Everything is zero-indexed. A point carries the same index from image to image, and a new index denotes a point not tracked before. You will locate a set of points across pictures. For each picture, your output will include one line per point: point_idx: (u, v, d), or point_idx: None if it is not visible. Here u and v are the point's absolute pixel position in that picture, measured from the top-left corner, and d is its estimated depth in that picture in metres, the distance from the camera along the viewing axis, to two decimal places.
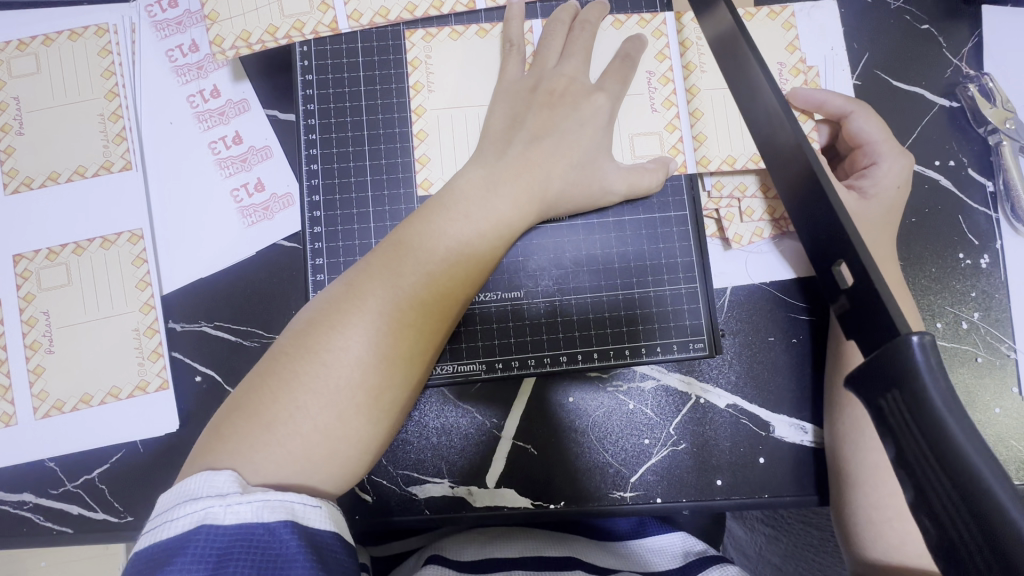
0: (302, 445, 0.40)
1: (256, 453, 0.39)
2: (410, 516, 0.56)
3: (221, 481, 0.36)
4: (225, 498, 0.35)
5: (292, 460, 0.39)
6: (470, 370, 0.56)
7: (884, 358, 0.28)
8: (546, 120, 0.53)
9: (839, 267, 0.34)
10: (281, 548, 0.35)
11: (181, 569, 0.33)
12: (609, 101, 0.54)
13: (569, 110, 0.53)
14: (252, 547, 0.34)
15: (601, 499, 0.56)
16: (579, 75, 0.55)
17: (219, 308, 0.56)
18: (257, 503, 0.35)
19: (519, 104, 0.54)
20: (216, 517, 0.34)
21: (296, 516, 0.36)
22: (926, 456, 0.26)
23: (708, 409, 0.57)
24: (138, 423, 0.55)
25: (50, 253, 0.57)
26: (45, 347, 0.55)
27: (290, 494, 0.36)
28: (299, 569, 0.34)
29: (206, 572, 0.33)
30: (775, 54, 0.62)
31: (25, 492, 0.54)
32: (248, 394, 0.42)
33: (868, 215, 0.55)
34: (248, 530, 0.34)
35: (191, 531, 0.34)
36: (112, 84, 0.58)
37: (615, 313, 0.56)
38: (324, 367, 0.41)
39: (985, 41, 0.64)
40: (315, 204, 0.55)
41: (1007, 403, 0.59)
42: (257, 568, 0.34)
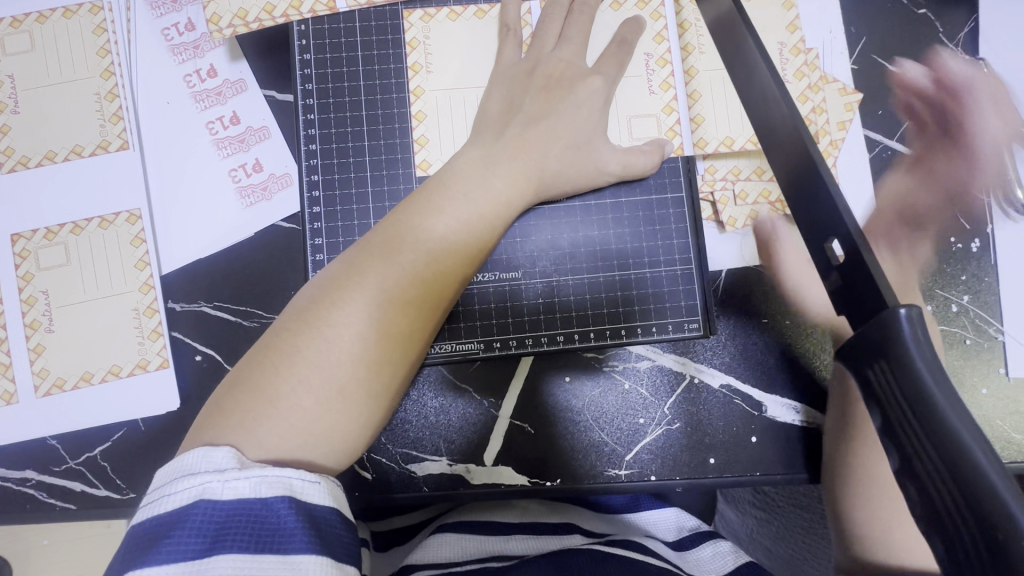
0: (303, 419, 0.40)
1: (258, 427, 0.40)
2: (409, 493, 0.57)
3: (219, 456, 0.37)
4: (223, 474, 0.36)
5: (294, 434, 0.40)
6: (468, 349, 0.57)
7: (873, 326, 0.29)
8: (544, 103, 0.53)
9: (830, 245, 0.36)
10: (278, 522, 0.35)
11: (179, 543, 0.33)
12: (605, 84, 0.55)
13: (567, 92, 0.54)
14: (251, 522, 0.35)
15: (596, 476, 0.57)
16: (577, 58, 0.55)
17: (218, 288, 0.57)
18: (255, 479, 0.36)
19: (516, 86, 0.54)
20: (213, 491, 0.35)
21: (294, 492, 0.37)
22: (910, 422, 0.27)
23: (702, 388, 0.58)
24: (139, 401, 0.55)
25: (48, 233, 0.57)
26: (44, 326, 0.56)
27: (287, 470, 0.37)
28: (298, 543, 0.35)
29: (205, 546, 0.34)
30: (776, 34, 0.62)
31: (28, 469, 0.55)
32: (250, 370, 0.42)
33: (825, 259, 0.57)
34: (246, 505, 0.35)
35: (190, 505, 0.35)
36: (107, 63, 0.58)
37: (612, 293, 0.57)
38: (325, 343, 0.42)
39: (981, 25, 0.64)
40: (313, 184, 0.55)
41: (993, 384, 0.60)
42: (256, 542, 0.34)
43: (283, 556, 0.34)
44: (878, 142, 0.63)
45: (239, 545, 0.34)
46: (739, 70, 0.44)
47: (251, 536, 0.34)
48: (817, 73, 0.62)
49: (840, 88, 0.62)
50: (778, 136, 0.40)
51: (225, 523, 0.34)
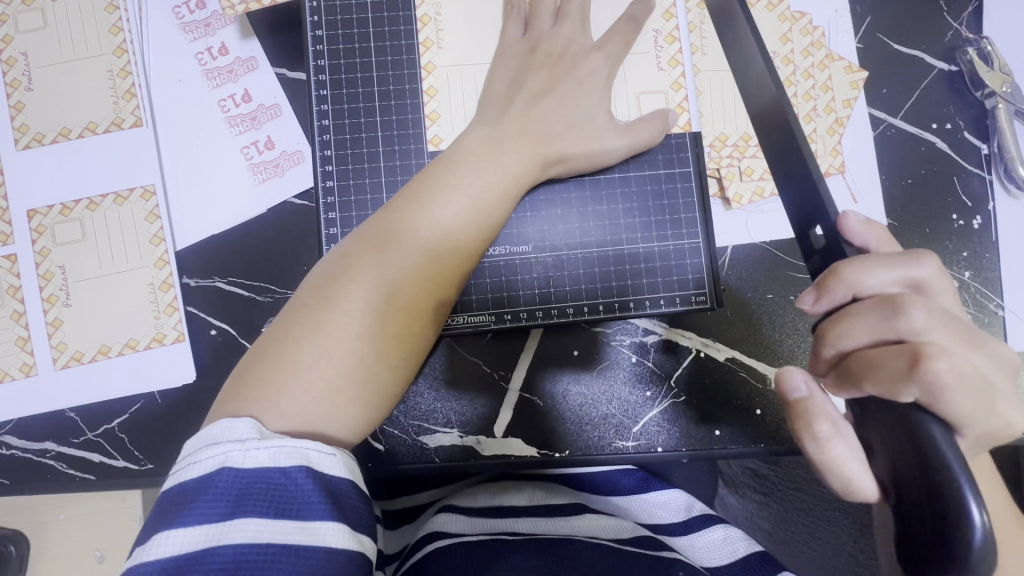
0: (323, 387, 0.41)
1: (280, 397, 0.41)
2: (419, 464, 0.58)
3: (240, 426, 0.38)
4: (244, 443, 0.37)
5: (315, 402, 0.41)
6: (479, 322, 0.57)
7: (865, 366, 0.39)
8: (546, 80, 0.54)
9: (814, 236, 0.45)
10: (296, 491, 0.36)
11: (204, 507, 0.35)
12: (608, 62, 0.55)
13: (570, 70, 0.54)
14: (270, 489, 0.36)
15: (604, 447, 0.59)
16: (578, 36, 0.55)
17: (233, 264, 0.57)
18: (274, 449, 0.37)
19: (520, 64, 0.55)
20: (235, 460, 0.36)
21: (310, 462, 0.38)
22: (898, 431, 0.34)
23: (708, 361, 0.60)
24: (156, 375, 0.56)
25: (64, 209, 0.57)
26: (62, 300, 0.56)
27: (305, 441, 0.38)
28: (316, 511, 0.36)
29: (227, 510, 0.35)
30: (769, 42, 0.62)
31: (46, 441, 0.56)
32: (271, 342, 0.43)
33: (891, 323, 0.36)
34: (266, 474, 0.36)
35: (213, 472, 0.36)
36: (120, 40, 0.58)
37: (620, 267, 0.57)
38: (342, 311, 0.43)
39: (984, 5, 0.64)
40: (326, 159, 0.56)
41: None
42: (275, 509, 0.36)
43: (301, 523, 0.36)
44: (882, 121, 0.64)
45: (259, 510, 0.35)
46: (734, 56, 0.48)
47: (272, 503, 0.36)
48: (822, 51, 0.63)
49: (845, 67, 0.63)
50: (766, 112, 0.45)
51: (246, 490, 0.36)
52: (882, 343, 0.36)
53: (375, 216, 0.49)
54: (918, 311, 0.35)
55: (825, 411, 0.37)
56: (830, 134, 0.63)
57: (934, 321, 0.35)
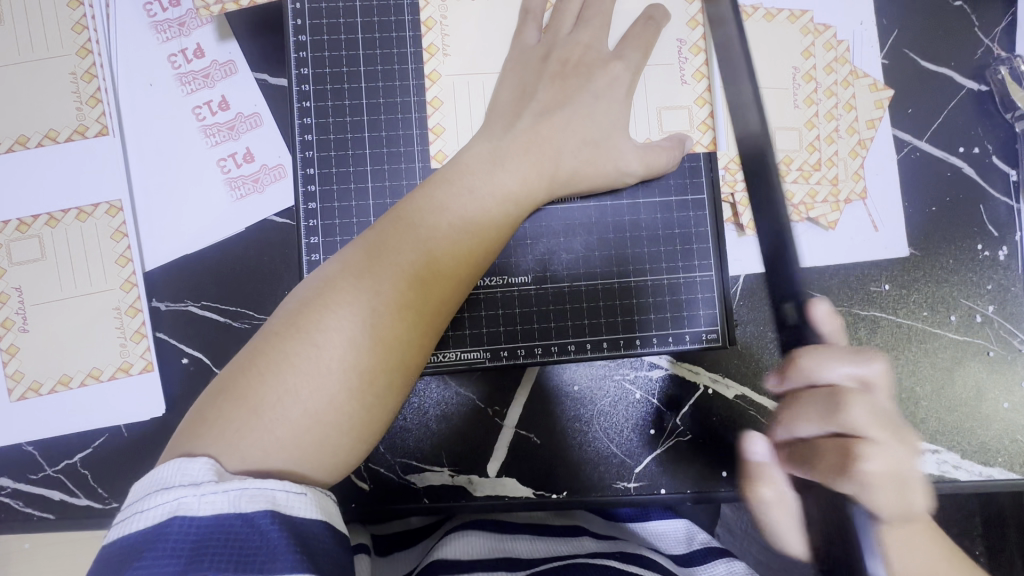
0: (290, 435, 0.36)
1: (239, 443, 0.36)
2: (407, 502, 0.55)
3: (196, 468, 0.34)
4: (199, 487, 0.32)
5: (281, 449, 0.36)
6: (473, 357, 0.53)
7: None
8: (559, 92, 0.48)
9: None
10: (261, 540, 0.32)
11: (155, 563, 0.30)
12: (628, 70, 0.50)
13: (585, 81, 0.49)
14: (230, 541, 0.31)
15: (605, 489, 0.55)
16: (596, 42, 0.50)
17: (206, 287, 0.53)
18: (233, 493, 0.32)
19: (530, 73, 0.49)
20: (189, 507, 0.32)
21: (277, 505, 0.33)
22: None
23: (715, 399, 0.56)
24: (122, 407, 0.52)
25: (21, 225, 0.52)
26: (18, 325, 0.52)
27: (270, 482, 0.34)
28: (283, 563, 0.32)
29: (181, 565, 0.30)
30: (789, 58, 0.58)
31: (2, 476, 0.52)
32: (235, 381, 0.38)
33: None
34: (224, 523, 0.32)
35: (164, 523, 0.31)
36: (84, 40, 0.53)
37: (626, 300, 0.53)
38: (317, 349, 0.38)
39: (1019, 21, 0.60)
40: (309, 177, 0.51)
41: (1015, 398, 0.58)
42: (236, 563, 0.31)
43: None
44: (906, 143, 0.60)
45: (217, 565, 0.31)
46: None
47: (231, 557, 0.31)
48: (846, 68, 0.59)
49: (871, 84, 0.59)
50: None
51: (202, 541, 0.31)
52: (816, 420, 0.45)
53: (358, 240, 0.44)
54: (859, 409, 0.43)
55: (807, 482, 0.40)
56: (852, 157, 0.59)
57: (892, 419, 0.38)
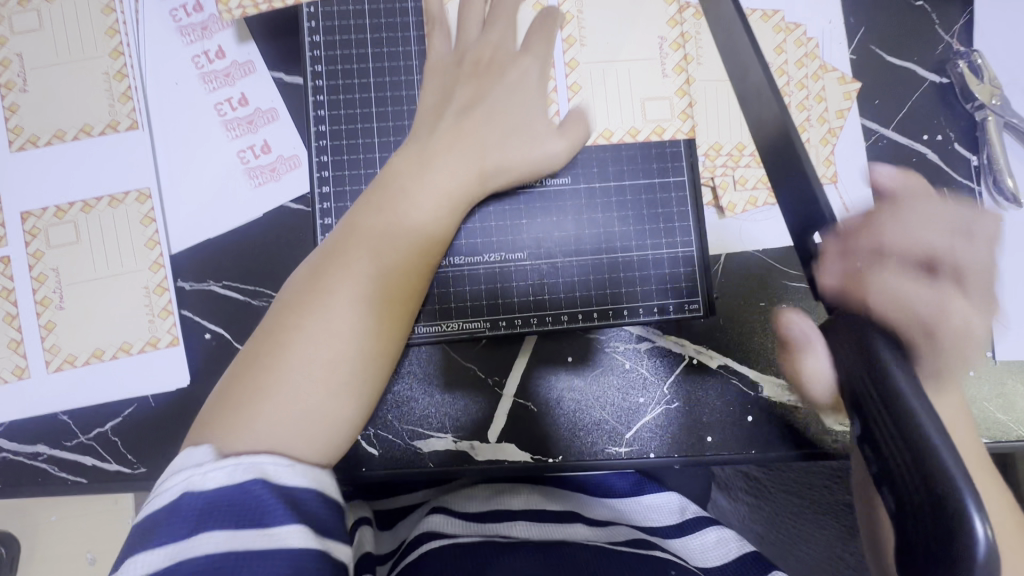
0: (309, 388, 0.40)
1: (263, 393, 0.40)
2: (413, 468, 0.59)
3: (199, 454, 0.38)
4: (201, 467, 0.36)
5: (300, 398, 0.40)
6: (474, 328, 0.57)
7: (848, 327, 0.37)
8: (473, 92, 0.53)
9: None
10: (257, 501, 0.35)
11: (168, 533, 0.34)
12: (537, 65, 0.54)
13: (499, 76, 0.53)
14: (230, 505, 0.35)
15: (598, 453, 0.59)
16: (503, 42, 0.54)
17: (227, 268, 0.57)
18: (230, 466, 0.36)
19: (448, 78, 0.54)
20: (196, 483, 0.36)
21: (268, 474, 0.37)
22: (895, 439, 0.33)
23: (699, 369, 0.60)
24: (150, 379, 0.56)
25: (58, 211, 0.57)
26: (55, 303, 0.56)
27: (261, 456, 0.37)
28: (276, 516, 0.35)
29: (190, 531, 0.34)
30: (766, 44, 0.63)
31: (39, 444, 0.56)
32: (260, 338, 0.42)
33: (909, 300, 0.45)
34: (225, 491, 0.36)
35: (173, 499, 0.35)
36: (116, 42, 0.58)
37: (615, 275, 0.57)
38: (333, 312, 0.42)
39: (976, 18, 0.65)
40: (322, 165, 0.56)
41: (981, 368, 0.62)
42: (237, 522, 0.34)
43: (263, 529, 0.34)
44: (873, 132, 0.64)
45: (221, 524, 0.34)
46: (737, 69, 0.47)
47: (232, 516, 0.34)
48: (816, 63, 0.64)
49: (838, 78, 0.64)
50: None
51: (207, 509, 0.35)
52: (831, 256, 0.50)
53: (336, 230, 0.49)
54: (894, 221, 0.48)
55: (818, 341, 0.51)
56: (823, 144, 0.63)
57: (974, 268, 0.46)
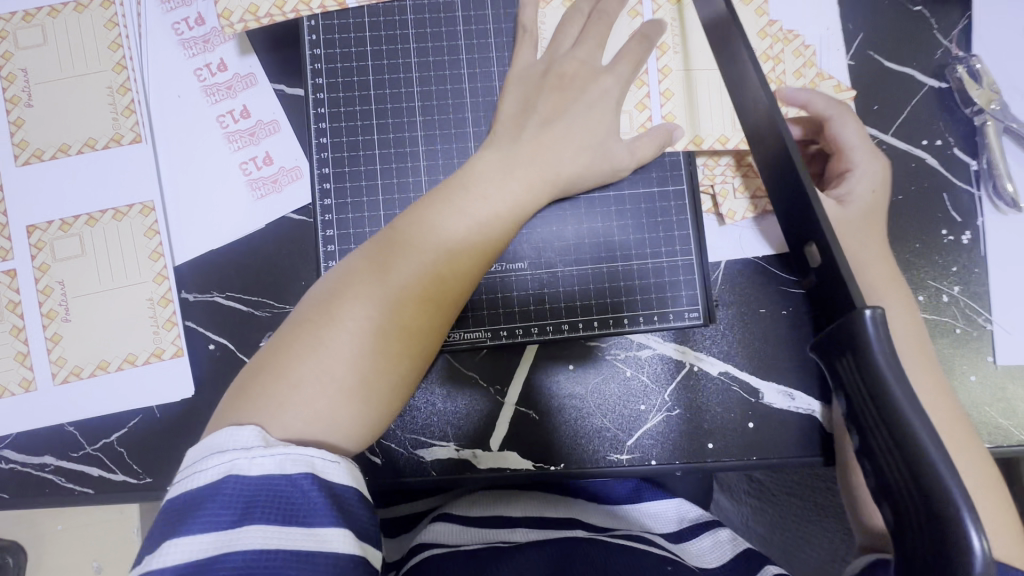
0: (312, 402, 0.41)
1: (267, 406, 0.40)
2: (416, 477, 0.59)
3: (246, 435, 0.38)
4: (250, 451, 0.37)
5: (303, 411, 0.41)
6: (475, 337, 0.58)
7: (842, 330, 0.34)
8: (556, 103, 0.54)
9: (810, 249, 0.39)
10: (303, 498, 0.36)
11: (211, 515, 0.35)
12: (618, 83, 0.55)
13: (579, 94, 0.54)
14: (276, 498, 0.36)
15: (600, 460, 0.59)
16: (590, 58, 0.55)
17: (231, 279, 0.58)
18: (278, 456, 0.37)
19: (527, 87, 0.55)
20: (242, 467, 0.36)
21: (316, 470, 0.37)
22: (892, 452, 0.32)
23: (700, 377, 0.60)
24: (155, 389, 0.57)
25: (63, 224, 0.58)
26: (61, 315, 0.57)
27: (310, 448, 0.38)
28: (322, 518, 0.36)
29: (235, 518, 0.35)
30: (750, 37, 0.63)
31: (46, 455, 0.56)
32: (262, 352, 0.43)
33: (846, 220, 0.56)
34: (270, 482, 0.36)
35: (220, 480, 0.36)
36: (119, 56, 0.59)
37: (616, 284, 0.58)
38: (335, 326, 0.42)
39: (974, 23, 0.65)
40: (324, 177, 0.57)
41: (982, 372, 0.62)
42: (282, 518, 0.35)
43: (308, 529, 0.35)
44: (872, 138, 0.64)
45: (266, 517, 0.35)
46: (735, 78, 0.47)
47: (278, 511, 0.35)
48: (813, 70, 0.64)
49: (836, 85, 0.64)
50: (766, 133, 0.43)
51: (253, 497, 0.35)
52: (837, 157, 0.59)
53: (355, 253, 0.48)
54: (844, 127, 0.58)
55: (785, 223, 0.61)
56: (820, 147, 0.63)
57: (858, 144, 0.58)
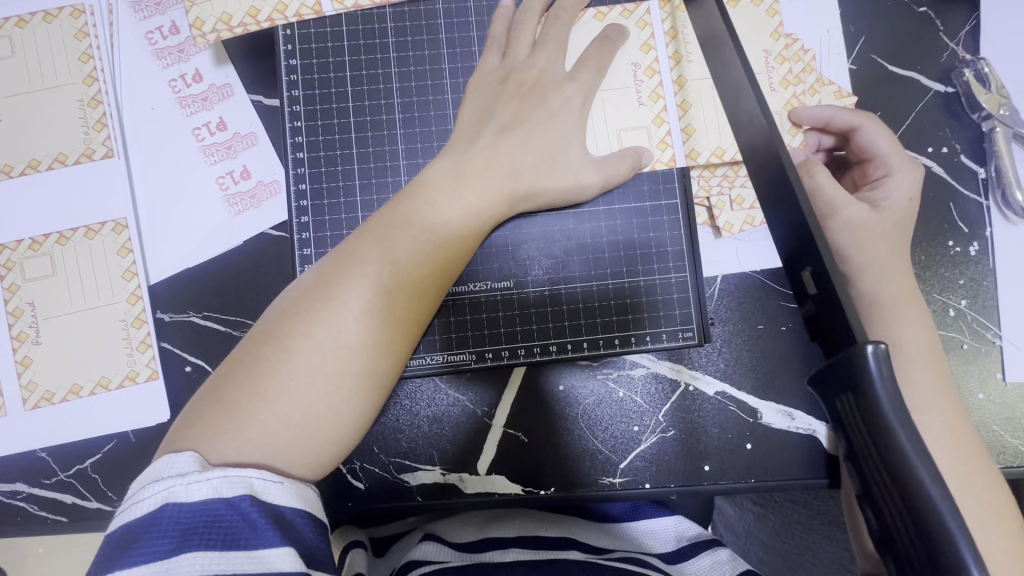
0: (278, 436, 0.39)
1: (232, 442, 0.38)
2: (400, 502, 0.57)
3: (181, 462, 0.36)
4: (186, 477, 0.35)
5: (267, 447, 0.39)
6: (460, 360, 0.55)
7: (842, 365, 0.31)
8: (515, 112, 0.51)
9: (806, 274, 0.36)
10: (244, 521, 0.34)
11: (147, 547, 0.33)
12: (581, 91, 0.53)
13: (539, 101, 0.52)
14: (215, 523, 0.34)
15: (591, 484, 0.57)
16: (550, 65, 0.53)
17: (206, 298, 0.56)
18: (216, 479, 0.35)
19: (492, 96, 0.52)
20: (178, 494, 0.34)
21: (256, 491, 0.36)
22: (895, 499, 0.29)
23: (696, 396, 0.58)
24: (129, 414, 0.55)
25: (33, 243, 0.56)
26: (31, 338, 0.55)
27: (249, 469, 0.36)
28: (266, 540, 0.34)
29: (172, 547, 0.33)
30: (760, 41, 0.60)
31: (18, 482, 0.55)
32: (225, 382, 0.41)
33: (877, 226, 0.53)
34: (209, 507, 0.34)
35: (156, 510, 0.34)
36: (90, 68, 0.57)
37: (606, 302, 0.55)
38: (303, 355, 0.40)
39: (982, 25, 0.63)
40: (301, 193, 0.54)
41: (990, 390, 0.60)
42: (222, 544, 0.33)
43: (250, 552, 0.33)
44: None
45: (205, 543, 0.33)
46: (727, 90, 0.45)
47: (217, 536, 0.33)
48: (813, 76, 0.61)
49: (836, 91, 0.61)
50: (758, 150, 0.41)
51: (191, 524, 0.33)
52: (869, 164, 0.58)
53: (331, 253, 0.46)
54: (874, 139, 0.57)
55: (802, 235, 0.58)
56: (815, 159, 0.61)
57: (893, 152, 0.56)
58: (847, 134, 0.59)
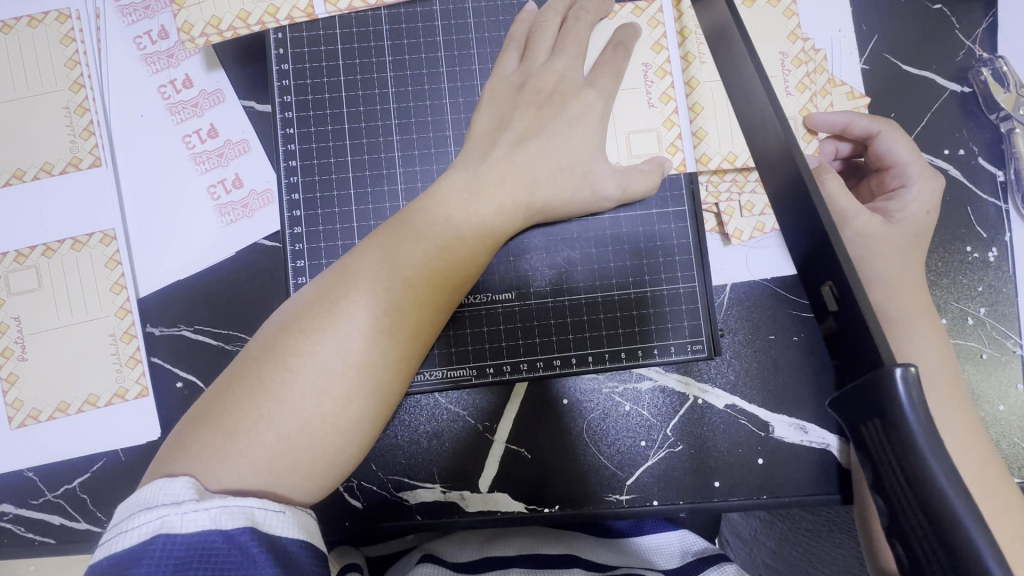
0: (268, 465, 0.37)
1: (218, 469, 0.36)
2: (399, 521, 0.55)
3: (176, 488, 0.34)
4: (181, 506, 0.33)
5: (257, 472, 0.37)
6: (460, 375, 0.53)
7: (868, 389, 0.28)
8: (532, 120, 0.49)
9: (827, 288, 0.34)
10: (241, 556, 0.32)
11: None
12: (601, 97, 0.50)
13: (559, 109, 0.49)
14: (210, 558, 0.31)
15: (597, 502, 0.55)
16: (570, 69, 0.50)
17: (198, 311, 0.54)
18: (214, 510, 0.33)
19: (505, 101, 0.50)
20: (172, 525, 0.32)
21: (256, 522, 0.33)
22: (930, 539, 0.25)
23: (705, 410, 0.56)
24: (118, 432, 0.53)
25: (19, 256, 0.54)
26: (17, 354, 0.53)
27: (250, 499, 0.34)
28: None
29: None
30: (776, 43, 0.58)
31: (5, 503, 0.53)
32: (213, 404, 0.39)
33: (888, 237, 0.52)
34: (205, 540, 0.32)
35: (147, 542, 0.32)
36: (76, 74, 0.55)
37: (610, 313, 0.53)
38: (292, 376, 0.38)
39: (1000, 22, 0.60)
40: (295, 203, 0.52)
41: (1011, 401, 0.58)
42: None
43: None
44: None
45: None
46: (738, 90, 0.42)
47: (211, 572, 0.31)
48: (824, 76, 0.59)
49: (848, 93, 0.59)
50: (771, 157, 0.39)
51: (185, 558, 0.31)
52: (886, 173, 0.56)
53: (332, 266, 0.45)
54: (893, 146, 0.55)
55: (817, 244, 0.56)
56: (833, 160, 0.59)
57: (913, 161, 0.54)
58: (865, 140, 0.57)
